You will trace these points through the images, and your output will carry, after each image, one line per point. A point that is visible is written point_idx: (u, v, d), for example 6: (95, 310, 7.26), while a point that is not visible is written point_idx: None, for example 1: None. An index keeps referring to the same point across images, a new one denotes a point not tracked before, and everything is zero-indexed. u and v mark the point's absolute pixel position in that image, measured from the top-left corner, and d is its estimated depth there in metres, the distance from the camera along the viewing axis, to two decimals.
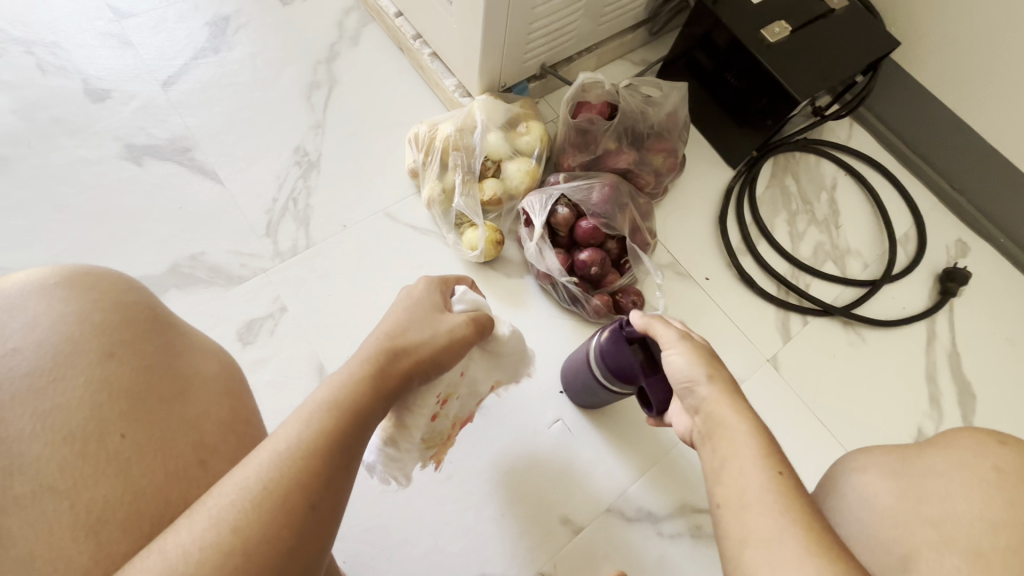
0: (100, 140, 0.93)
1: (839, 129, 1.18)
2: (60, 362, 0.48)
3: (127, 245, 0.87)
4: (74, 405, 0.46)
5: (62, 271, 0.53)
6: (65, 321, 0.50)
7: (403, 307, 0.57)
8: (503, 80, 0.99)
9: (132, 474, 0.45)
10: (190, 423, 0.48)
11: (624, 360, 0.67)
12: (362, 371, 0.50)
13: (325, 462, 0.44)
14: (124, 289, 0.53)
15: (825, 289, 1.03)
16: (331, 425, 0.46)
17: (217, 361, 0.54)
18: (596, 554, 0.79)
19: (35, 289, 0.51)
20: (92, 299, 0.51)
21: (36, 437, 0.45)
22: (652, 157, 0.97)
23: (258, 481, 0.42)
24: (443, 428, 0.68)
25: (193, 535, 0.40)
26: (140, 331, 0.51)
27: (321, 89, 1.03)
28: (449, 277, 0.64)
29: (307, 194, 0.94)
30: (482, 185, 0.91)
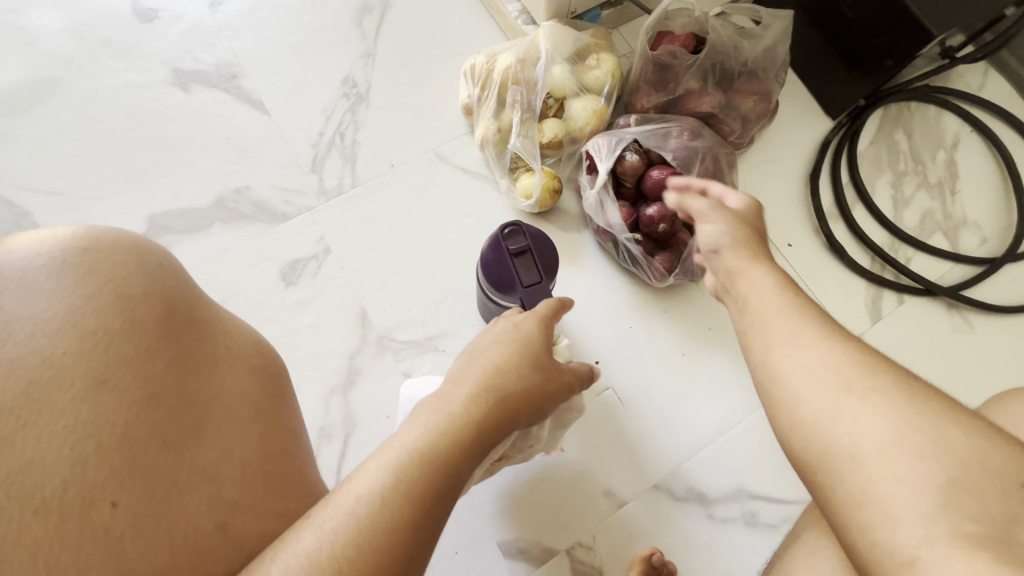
0: (148, 63, 0.90)
1: (970, 76, 0.98)
2: (38, 394, 0.40)
3: (175, 175, 0.85)
4: (49, 460, 0.39)
5: (45, 267, 0.45)
6: (43, 337, 0.42)
7: (501, 349, 0.52)
8: (574, 6, 0.87)
9: (126, 555, 0.38)
10: (206, 473, 0.42)
11: (506, 271, 0.66)
12: (460, 427, 0.45)
13: (408, 540, 0.40)
14: (123, 280, 0.45)
15: (930, 265, 0.89)
16: (418, 490, 0.42)
17: (248, 372, 0.48)
18: (636, 531, 0.74)
19: (8, 291, 0.44)
20: (76, 308, 0.43)
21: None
22: (740, 101, 0.84)
23: (332, 555, 0.38)
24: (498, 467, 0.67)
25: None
26: (140, 349, 0.43)
27: (373, 13, 0.94)
28: (555, 311, 0.58)
29: (355, 129, 0.88)
30: (542, 125, 0.82)
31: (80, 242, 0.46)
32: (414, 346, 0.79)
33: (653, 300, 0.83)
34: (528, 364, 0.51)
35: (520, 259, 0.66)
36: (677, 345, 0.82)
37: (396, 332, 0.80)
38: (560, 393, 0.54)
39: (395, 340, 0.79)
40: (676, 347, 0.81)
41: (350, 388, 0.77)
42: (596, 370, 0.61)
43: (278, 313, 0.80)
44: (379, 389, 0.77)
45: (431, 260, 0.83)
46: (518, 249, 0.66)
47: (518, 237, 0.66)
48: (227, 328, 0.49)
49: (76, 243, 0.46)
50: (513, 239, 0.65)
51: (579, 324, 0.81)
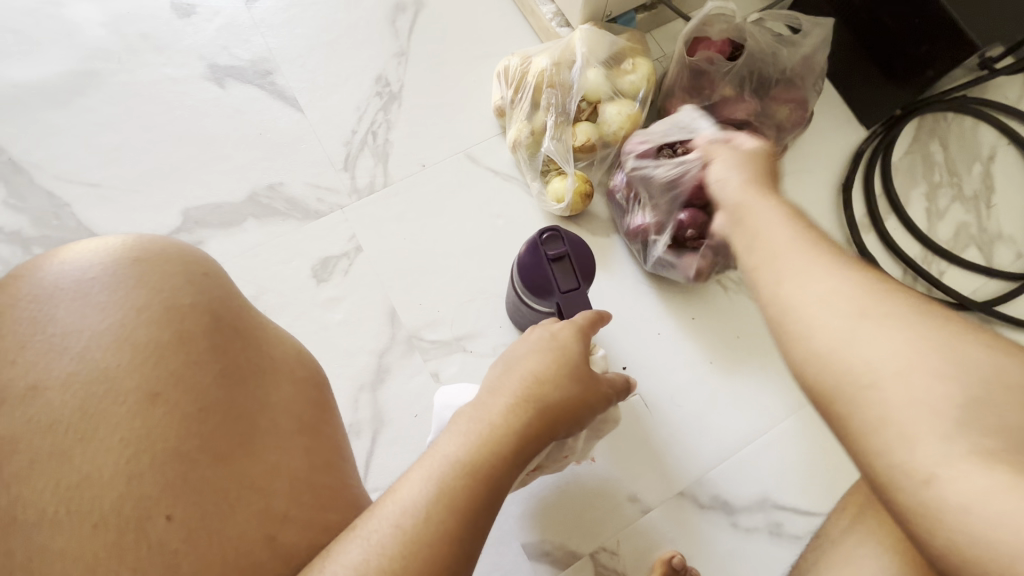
0: (184, 58, 0.91)
1: (1008, 87, 0.97)
2: (97, 409, 0.43)
3: (210, 170, 0.86)
4: (108, 474, 0.41)
5: (98, 280, 0.47)
6: (99, 352, 0.44)
7: (538, 360, 0.52)
8: (609, 9, 0.87)
9: (180, 566, 0.40)
10: (252, 486, 0.43)
11: (543, 276, 0.66)
12: (502, 440, 0.46)
13: (452, 553, 0.41)
14: (171, 294, 0.47)
15: (964, 279, 0.88)
16: (462, 503, 0.42)
17: (292, 384, 0.49)
18: (661, 538, 0.74)
19: (63, 305, 0.46)
20: (127, 322, 0.45)
21: (64, 520, 0.40)
22: (776, 108, 0.83)
23: (378, 566, 0.39)
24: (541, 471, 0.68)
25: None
26: (186, 362, 0.45)
27: (407, 12, 0.94)
28: (595, 318, 0.58)
29: (387, 128, 0.89)
30: (575, 129, 0.82)
31: (129, 256, 0.48)
32: (442, 346, 0.80)
33: (682, 306, 0.83)
34: (568, 372, 0.51)
35: (558, 264, 0.66)
36: (705, 352, 0.81)
37: (425, 331, 0.80)
38: (599, 404, 0.53)
39: (424, 339, 0.80)
40: (705, 354, 0.81)
41: (379, 386, 0.78)
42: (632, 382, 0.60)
43: (309, 309, 0.80)
44: (407, 388, 0.78)
45: (461, 260, 0.83)
46: (556, 255, 0.66)
47: (559, 244, 0.66)
48: (270, 337, 0.50)
49: (124, 256, 0.48)
50: (552, 245, 0.66)
51: (607, 328, 0.81)
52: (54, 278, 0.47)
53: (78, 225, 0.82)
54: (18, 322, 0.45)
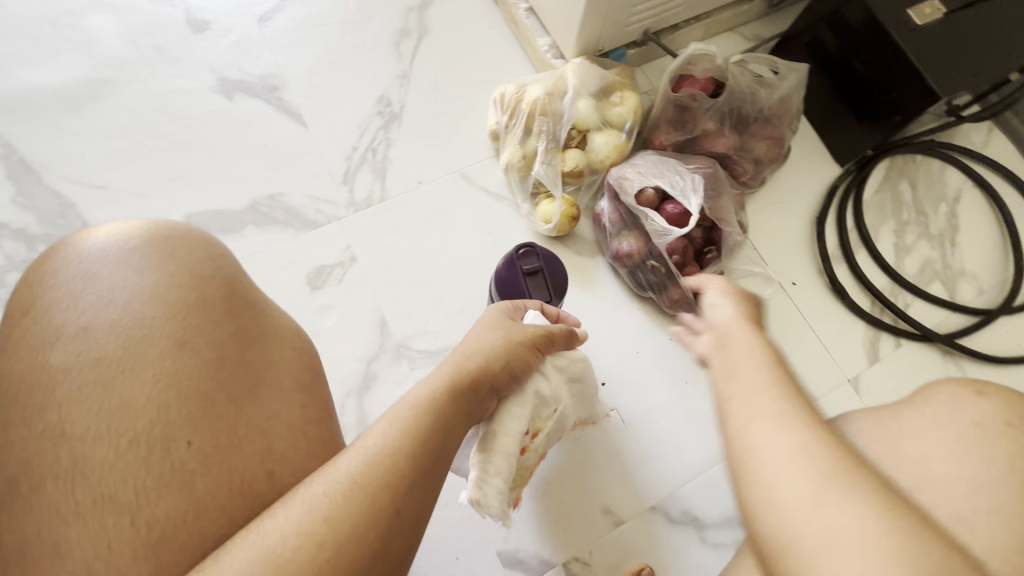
0: (196, 71, 0.95)
1: (974, 133, 1.03)
2: (133, 349, 0.46)
3: (213, 177, 0.90)
4: (140, 404, 0.44)
5: (139, 244, 0.50)
6: (136, 301, 0.47)
7: (481, 327, 0.60)
8: (601, 45, 0.93)
9: (195, 488, 0.43)
10: (259, 428, 0.46)
11: (518, 288, 0.74)
12: (444, 382, 0.50)
13: (412, 469, 0.44)
14: (198, 262, 0.50)
15: (928, 311, 0.92)
16: (414, 424, 0.46)
17: (292, 348, 0.51)
18: (633, 549, 0.77)
19: (107, 266, 0.49)
20: (164, 282, 0.48)
21: (99, 439, 0.43)
22: (754, 144, 0.89)
23: (348, 476, 0.42)
24: (529, 465, 0.66)
25: (289, 522, 0.41)
26: (213, 315, 0.48)
27: (411, 37, 1.00)
28: (518, 302, 0.66)
29: (386, 145, 0.93)
30: (565, 155, 0.87)
31: (165, 232, 0.52)
32: (428, 355, 0.83)
33: (662, 327, 0.87)
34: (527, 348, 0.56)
35: (533, 278, 0.74)
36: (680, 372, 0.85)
37: (413, 341, 0.83)
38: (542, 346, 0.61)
39: (411, 349, 0.83)
40: (684, 368, 0.85)
41: (366, 392, 0.80)
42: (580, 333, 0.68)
43: (302, 315, 0.83)
44: (393, 395, 0.80)
45: (449, 274, 0.87)
46: (529, 268, 0.74)
47: (535, 256, 0.75)
48: (279, 310, 0.53)
49: (162, 231, 0.51)
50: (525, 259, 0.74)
51: (587, 346, 0.85)
52: (99, 243, 0.50)
53: (83, 224, 0.85)
54: (66, 277, 0.48)
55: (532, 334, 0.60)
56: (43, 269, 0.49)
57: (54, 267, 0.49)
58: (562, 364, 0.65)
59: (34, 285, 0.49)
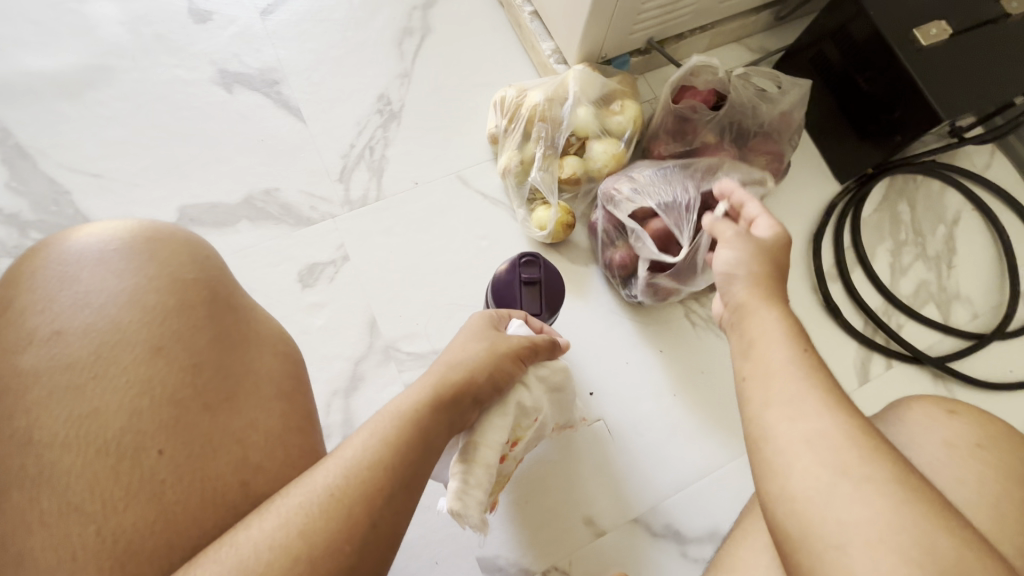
0: (196, 61, 0.94)
1: (976, 156, 1.03)
2: (108, 355, 0.46)
3: (209, 169, 0.89)
4: (113, 410, 0.44)
5: (121, 246, 0.50)
6: (114, 306, 0.47)
7: (465, 336, 0.60)
8: (604, 52, 0.92)
9: (165, 498, 0.43)
10: (234, 436, 0.45)
11: (513, 298, 0.74)
12: (428, 394, 0.50)
13: (391, 482, 0.44)
14: (178, 266, 0.50)
15: (920, 333, 0.92)
16: (394, 437, 0.46)
17: (273, 355, 0.50)
18: (614, 560, 0.76)
19: (87, 268, 0.49)
20: (143, 286, 0.48)
21: (70, 445, 0.43)
22: (753, 158, 0.88)
23: (326, 488, 0.42)
24: (507, 472, 0.67)
25: (262, 533, 0.41)
26: (191, 321, 0.48)
27: (414, 36, 0.99)
28: (504, 310, 0.67)
29: (384, 144, 0.93)
30: (563, 162, 0.86)
31: (146, 234, 0.51)
32: (417, 358, 0.82)
33: (651, 339, 0.87)
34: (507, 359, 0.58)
35: (529, 288, 0.74)
36: (669, 384, 0.85)
37: (402, 343, 0.83)
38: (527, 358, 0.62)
39: (400, 350, 0.82)
40: (672, 381, 0.85)
41: (352, 392, 0.80)
42: (564, 344, 0.68)
43: (292, 313, 0.83)
44: (380, 396, 0.80)
45: (441, 277, 0.86)
46: (530, 279, 0.74)
47: (536, 263, 0.75)
48: (261, 315, 0.53)
49: (145, 233, 0.51)
50: (528, 269, 0.74)
51: (576, 354, 0.85)
52: (80, 245, 0.50)
53: (76, 212, 0.85)
54: (45, 278, 0.48)
55: (517, 345, 0.60)
56: (22, 270, 0.49)
57: (33, 268, 0.49)
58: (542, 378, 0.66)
59: (14, 286, 0.48)
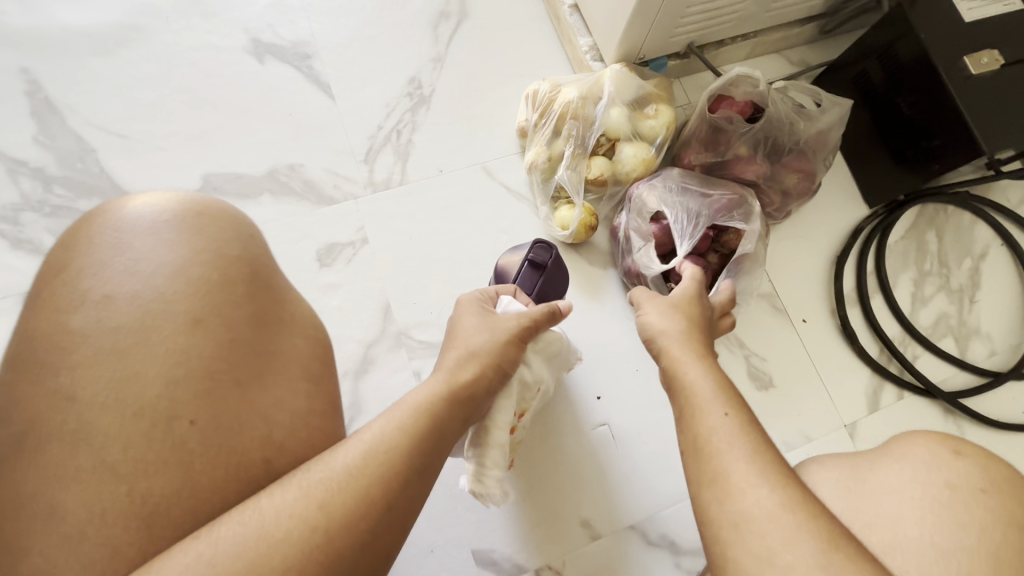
0: (230, 29, 0.94)
1: (1011, 191, 1.01)
2: (149, 322, 0.46)
3: (235, 139, 0.89)
4: (150, 377, 0.44)
5: (173, 215, 0.50)
6: (161, 274, 0.47)
7: (469, 321, 0.58)
8: (643, 53, 0.91)
9: (193, 467, 0.43)
10: (263, 413, 0.46)
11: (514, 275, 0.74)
12: (447, 389, 0.50)
13: (408, 469, 0.44)
14: (224, 241, 0.50)
15: (935, 366, 0.91)
16: (413, 427, 0.46)
17: (306, 339, 0.51)
18: (607, 564, 0.77)
19: (138, 234, 0.49)
20: (190, 257, 0.48)
21: (106, 408, 0.43)
22: (784, 175, 0.87)
23: (347, 468, 0.42)
24: (519, 440, 0.69)
25: (283, 502, 0.41)
26: (232, 297, 0.48)
27: (450, 20, 0.98)
28: (493, 287, 0.65)
29: (412, 128, 0.92)
30: (591, 162, 0.85)
31: (196, 207, 0.51)
32: (429, 347, 0.82)
33: None
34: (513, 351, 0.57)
35: (530, 265, 0.74)
36: None
37: (415, 331, 0.83)
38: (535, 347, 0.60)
39: (412, 338, 0.82)
40: None
41: (362, 375, 0.80)
42: (561, 308, 0.63)
43: (309, 291, 0.83)
44: (389, 382, 0.80)
45: (458, 268, 0.86)
46: (536, 260, 0.73)
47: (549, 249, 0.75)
48: (296, 298, 0.53)
49: (195, 205, 0.51)
50: (534, 250, 0.74)
51: (587, 357, 0.85)
52: (133, 211, 0.50)
53: (101, 171, 0.85)
54: (98, 240, 0.48)
55: (517, 327, 0.58)
56: (78, 231, 0.49)
57: (86, 229, 0.49)
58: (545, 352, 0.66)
59: (68, 247, 0.49)
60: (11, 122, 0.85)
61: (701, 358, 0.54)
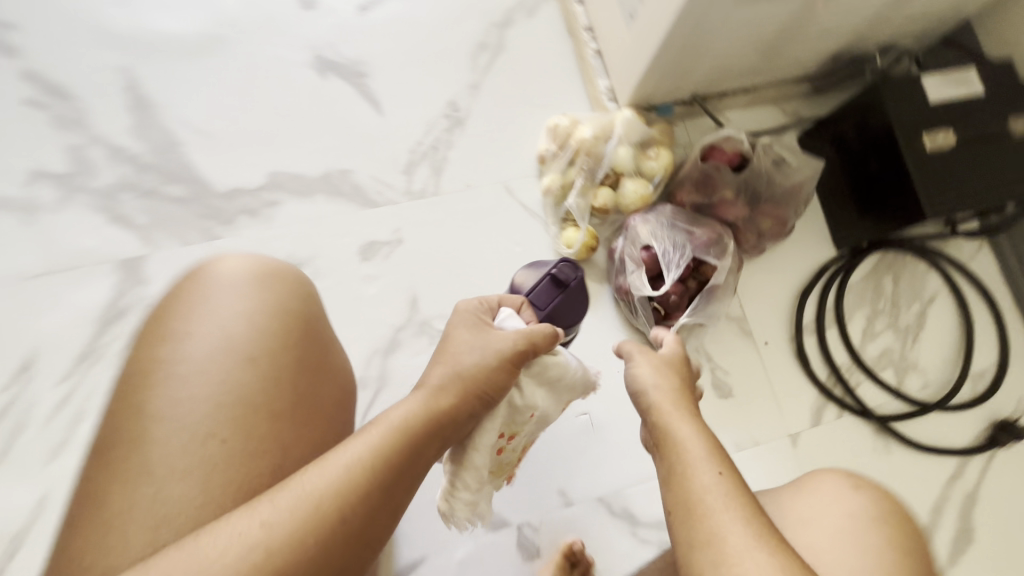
0: (298, 44, 1.08)
1: (965, 247, 1.15)
2: (209, 359, 0.61)
3: (297, 143, 1.04)
4: (202, 401, 0.59)
5: (249, 275, 0.67)
6: (227, 323, 0.63)
7: (466, 332, 0.68)
8: (653, 98, 1.05)
9: (213, 478, 0.56)
10: (278, 443, 0.60)
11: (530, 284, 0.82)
12: (424, 417, 0.61)
13: (376, 489, 0.55)
14: (280, 302, 0.66)
15: (874, 393, 1.06)
16: (388, 450, 0.57)
17: (325, 387, 0.66)
18: (576, 527, 0.94)
19: (219, 289, 0.65)
20: (252, 312, 0.64)
21: (164, 421, 0.58)
22: (760, 219, 1.01)
23: (327, 479, 0.54)
24: (507, 460, 0.78)
25: (273, 507, 0.52)
26: (277, 348, 0.63)
27: (488, 52, 1.12)
28: (495, 298, 0.73)
29: (447, 146, 1.07)
30: (597, 192, 1.01)
31: (266, 271, 0.68)
32: None
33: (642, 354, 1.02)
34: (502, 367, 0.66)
35: (545, 279, 0.80)
36: None
37: (436, 321, 0.99)
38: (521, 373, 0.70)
39: (433, 327, 0.98)
40: None
41: (390, 354, 0.97)
42: (559, 331, 0.71)
43: (350, 280, 0.99)
44: (411, 361, 0.97)
45: (477, 271, 1.02)
46: (552, 275, 0.80)
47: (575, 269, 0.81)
48: (324, 353, 0.68)
49: (266, 270, 0.68)
50: (553, 267, 0.80)
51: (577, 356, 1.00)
52: (220, 271, 0.67)
53: (184, 162, 1.00)
54: (192, 289, 0.65)
55: (511, 350, 0.66)
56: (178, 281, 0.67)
57: (187, 281, 0.66)
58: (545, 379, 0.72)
59: (170, 292, 0.66)
60: (111, 113, 1.01)
61: (689, 415, 0.62)
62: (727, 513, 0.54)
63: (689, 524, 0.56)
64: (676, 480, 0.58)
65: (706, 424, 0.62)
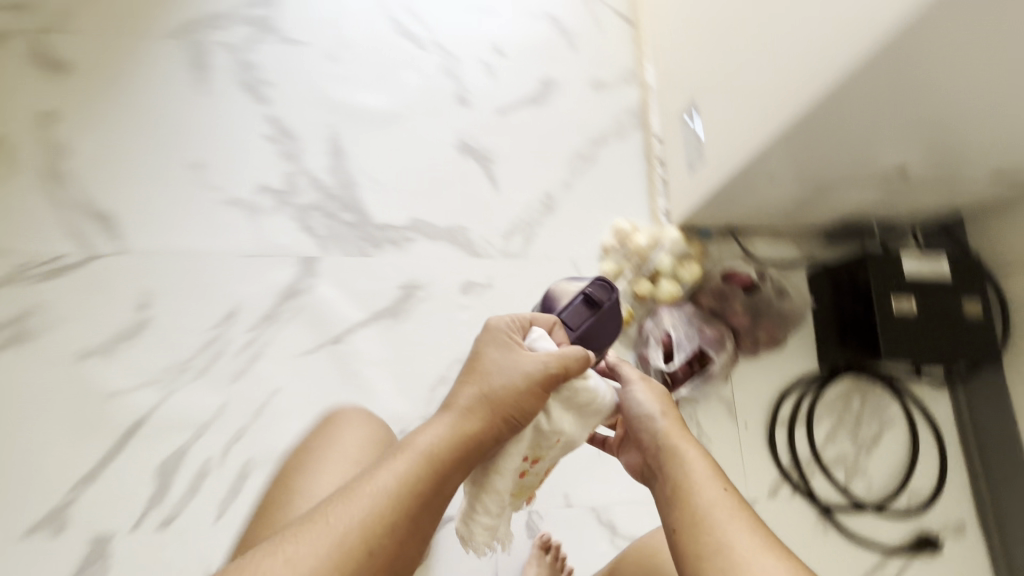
0: (450, 130, 1.51)
1: (927, 389, 1.42)
2: (336, 463, 0.99)
3: (434, 200, 1.45)
4: (326, 484, 0.95)
5: (367, 418, 1.10)
6: (350, 442, 1.03)
7: (496, 362, 0.84)
8: (701, 222, 1.43)
9: None
10: None
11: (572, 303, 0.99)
12: (441, 452, 0.77)
13: (396, 521, 0.71)
14: (381, 437, 1.06)
15: (824, 486, 1.34)
16: (409, 486, 0.73)
17: None
18: (571, 523, 1.26)
19: (348, 423, 1.08)
20: (366, 440, 1.05)
21: (304, 495, 0.95)
22: (758, 331, 1.35)
23: (358, 512, 0.70)
24: (529, 481, 0.91)
25: (313, 540, 0.68)
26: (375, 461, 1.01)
27: (582, 163, 1.52)
28: (528, 322, 0.90)
29: (538, 225, 1.45)
30: (640, 283, 1.37)
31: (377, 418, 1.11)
32: None
33: None
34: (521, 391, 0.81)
35: (585, 299, 0.99)
36: None
37: None
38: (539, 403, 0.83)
39: None
40: None
41: None
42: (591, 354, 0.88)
43: (450, 305, 1.38)
44: None
45: None
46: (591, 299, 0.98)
47: (608, 291, 0.99)
48: None
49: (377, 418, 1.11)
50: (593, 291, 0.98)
51: None
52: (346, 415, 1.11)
53: (357, 198, 1.43)
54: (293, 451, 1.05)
55: (534, 376, 0.82)
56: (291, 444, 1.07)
57: (326, 422, 1.08)
58: (564, 405, 0.87)
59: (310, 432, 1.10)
60: (317, 155, 1.45)
61: (693, 444, 0.87)
62: (730, 521, 0.76)
63: (699, 533, 0.76)
64: (691, 492, 0.80)
65: (705, 451, 0.87)
